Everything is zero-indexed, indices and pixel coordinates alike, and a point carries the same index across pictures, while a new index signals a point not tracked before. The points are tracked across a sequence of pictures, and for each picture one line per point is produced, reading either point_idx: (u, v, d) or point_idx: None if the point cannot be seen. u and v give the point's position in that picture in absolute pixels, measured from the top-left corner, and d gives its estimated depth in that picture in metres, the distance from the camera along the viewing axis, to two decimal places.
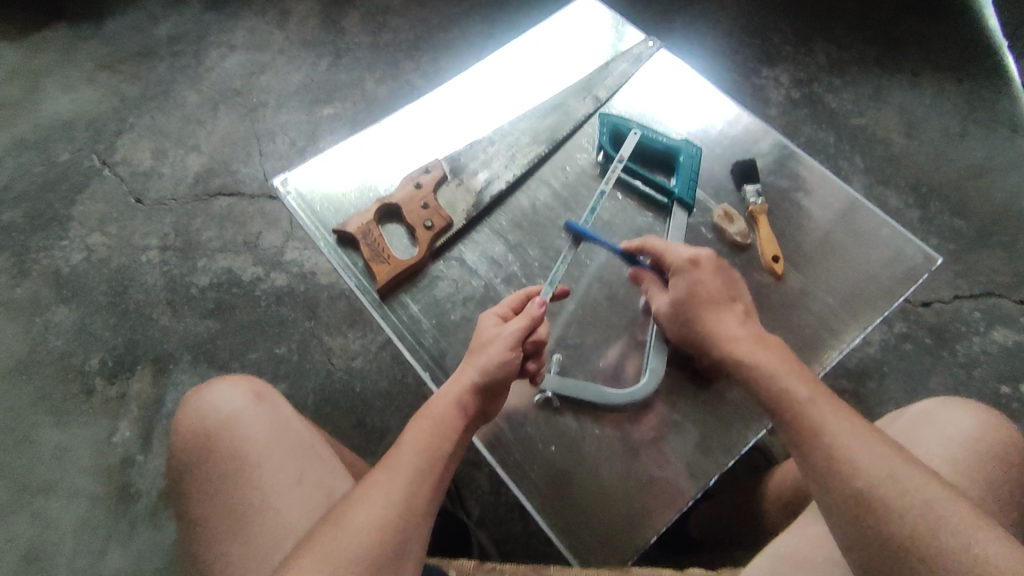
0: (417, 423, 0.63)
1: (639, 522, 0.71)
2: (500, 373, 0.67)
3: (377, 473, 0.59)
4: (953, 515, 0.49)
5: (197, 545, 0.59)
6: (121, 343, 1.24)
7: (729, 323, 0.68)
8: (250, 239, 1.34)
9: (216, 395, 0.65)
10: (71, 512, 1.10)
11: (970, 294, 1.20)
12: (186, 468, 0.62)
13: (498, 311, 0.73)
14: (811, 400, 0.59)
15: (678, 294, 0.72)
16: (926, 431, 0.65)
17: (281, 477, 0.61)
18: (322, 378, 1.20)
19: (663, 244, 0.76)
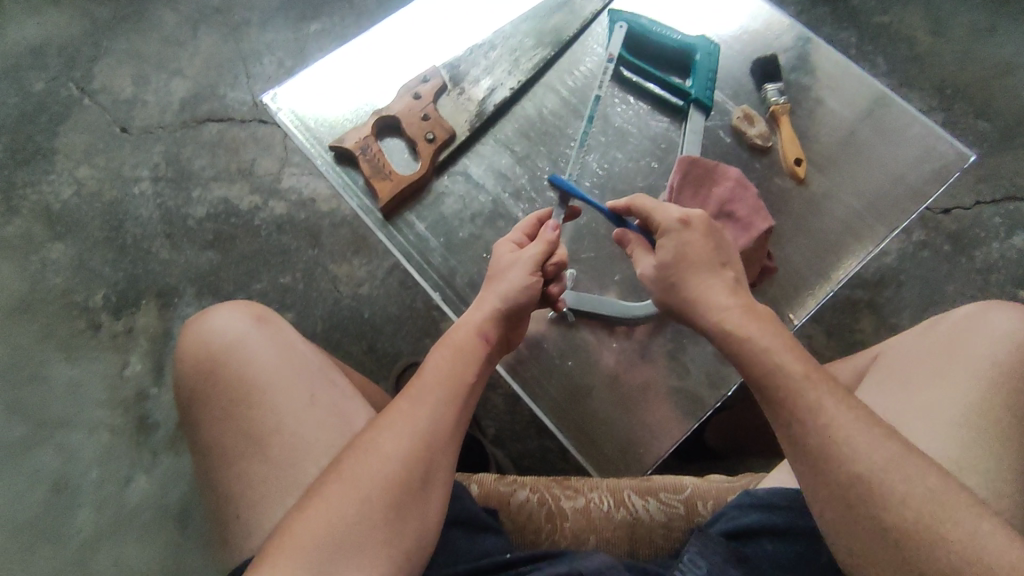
0: (439, 350, 0.60)
1: (658, 431, 0.71)
2: (523, 298, 0.64)
3: (400, 399, 0.55)
4: (955, 505, 0.44)
5: (213, 476, 0.55)
6: (122, 278, 1.22)
7: (718, 292, 0.60)
8: (244, 166, 1.28)
9: (215, 319, 0.60)
10: (93, 443, 1.12)
11: (992, 199, 1.16)
12: (190, 395, 0.58)
13: (512, 237, 0.70)
14: (807, 379, 0.52)
15: (665, 257, 0.63)
16: (970, 335, 0.59)
17: (294, 402, 0.57)
18: (330, 305, 1.18)
19: (655, 201, 0.67)
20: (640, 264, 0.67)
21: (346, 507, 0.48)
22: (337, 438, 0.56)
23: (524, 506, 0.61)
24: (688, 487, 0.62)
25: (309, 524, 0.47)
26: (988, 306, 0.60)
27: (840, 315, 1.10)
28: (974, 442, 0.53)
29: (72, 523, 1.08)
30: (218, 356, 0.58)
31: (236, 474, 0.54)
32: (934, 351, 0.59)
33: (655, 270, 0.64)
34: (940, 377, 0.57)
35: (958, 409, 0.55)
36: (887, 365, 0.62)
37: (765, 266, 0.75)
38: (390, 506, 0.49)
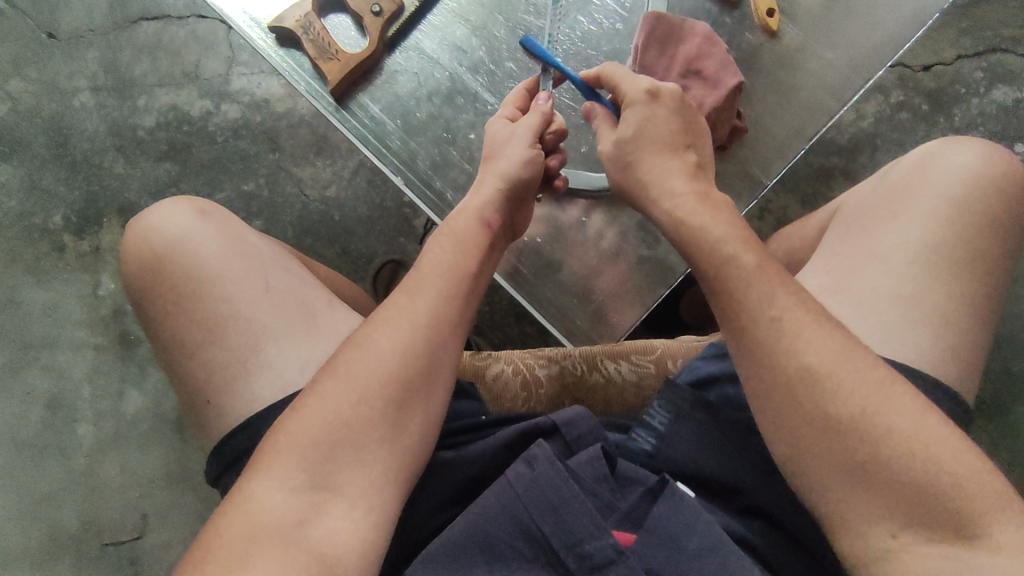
0: (438, 240, 0.57)
1: (630, 300, 0.71)
2: (523, 173, 0.62)
3: (399, 294, 0.52)
4: (902, 403, 0.44)
5: (182, 371, 0.55)
6: (79, 197, 1.17)
7: (674, 176, 0.56)
8: (189, 69, 1.20)
9: (154, 216, 0.57)
10: (79, 363, 1.13)
11: (974, 51, 1.11)
12: (141, 295, 0.57)
13: (502, 113, 0.66)
14: (760, 271, 0.49)
15: (626, 130, 0.59)
16: (925, 172, 0.59)
17: (247, 292, 0.56)
18: (298, 210, 1.15)
19: (625, 72, 0.62)
20: (601, 139, 0.62)
21: (343, 404, 0.47)
22: (303, 326, 0.56)
23: (499, 377, 0.63)
24: (658, 348, 0.64)
25: (305, 422, 0.46)
26: (948, 143, 0.60)
27: (816, 184, 1.09)
28: (921, 274, 0.55)
29: (72, 439, 1.11)
30: (162, 253, 0.56)
31: (201, 364, 0.54)
32: (891, 195, 0.60)
33: (613, 144, 0.59)
34: (894, 218, 0.58)
35: (908, 245, 0.56)
36: (847, 216, 0.63)
37: (735, 126, 0.72)
38: (390, 403, 0.48)
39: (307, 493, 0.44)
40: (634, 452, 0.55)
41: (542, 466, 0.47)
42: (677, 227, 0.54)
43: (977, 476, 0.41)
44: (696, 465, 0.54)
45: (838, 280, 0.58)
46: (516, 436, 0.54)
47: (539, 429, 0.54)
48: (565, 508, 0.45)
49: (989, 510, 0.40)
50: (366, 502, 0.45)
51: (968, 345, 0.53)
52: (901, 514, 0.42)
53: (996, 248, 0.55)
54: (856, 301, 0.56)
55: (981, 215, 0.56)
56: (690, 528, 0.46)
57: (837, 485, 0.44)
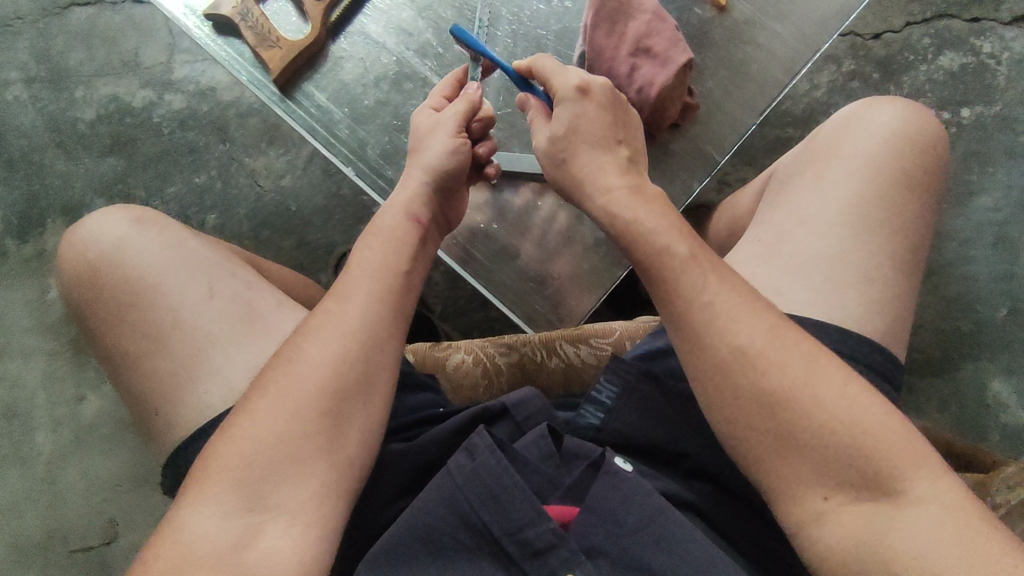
0: (368, 241, 0.57)
1: (587, 284, 0.71)
2: (448, 163, 0.61)
3: (328, 303, 0.53)
4: (829, 373, 0.45)
5: (128, 385, 0.54)
6: (19, 197, 1.12)
7: (608, 172, 0.56)
8: (128, 56, 1.14)
9: (90, 226, 0.56)
10: (31, 370, 1.09)
11: (922, 18, 1.13)
12: (81, 306, 0.55)
13: (429, 103, 0.65)
14: (692, 260, 0.50)
15: (557, 128, 0.58)
16: (850, 133, 0.61)
17: (188, 300, 0.54)
18: (253, 202, 1.12)
19: (555, 64, 0.61)
20: (535, 134, 0.61)
21: (274, 419, 0.47)
22: (248, 333, 0.54)
23: (460, 366, 0.63)
24: (617, 330, 0.64)
25: (237, 443, 0.46)
26: (868, 104, 0.62)
27: (772, 156, 1.10)
28: (842, 230, 0.56)
29: (31, 449, 1.08)
30: (100, 264, 0.55)
31: (145, 374, 0.53)
32: (814, 158, 0.62)
33: (546, 142, 0.59)
34: (817, 179, 0.60)
35: (830, 203, 0.58)
36: (777, 182, 0.64)
37: (686, 103, 0.72)
38: (324, 414, 0.48)
39: (242, 514, 0.44)
40: (582, 426, 0.56)
41: (483, 456, 0.46)
42: (613, 223, 0.54)
43: (898, 434, 0.44)
44: (640, 436, 0.55)
45: (767, 243, 0.60)
46: (464, 421, 0.54)
47: (487, 414, 0.55)
48: (505, 497, 0.45)
49: (913, 469, 0.43)
50: (305, 517, 0.45)
51: (898, 306, 0.55)
52: (832, 479, 0.44)
53: (917, 205, 0.57)
54: (783, 262, 0.58)
55: (897, 171, 0.58)
56: (629, 500, 0.47)
57: (772, 458, 0.46)
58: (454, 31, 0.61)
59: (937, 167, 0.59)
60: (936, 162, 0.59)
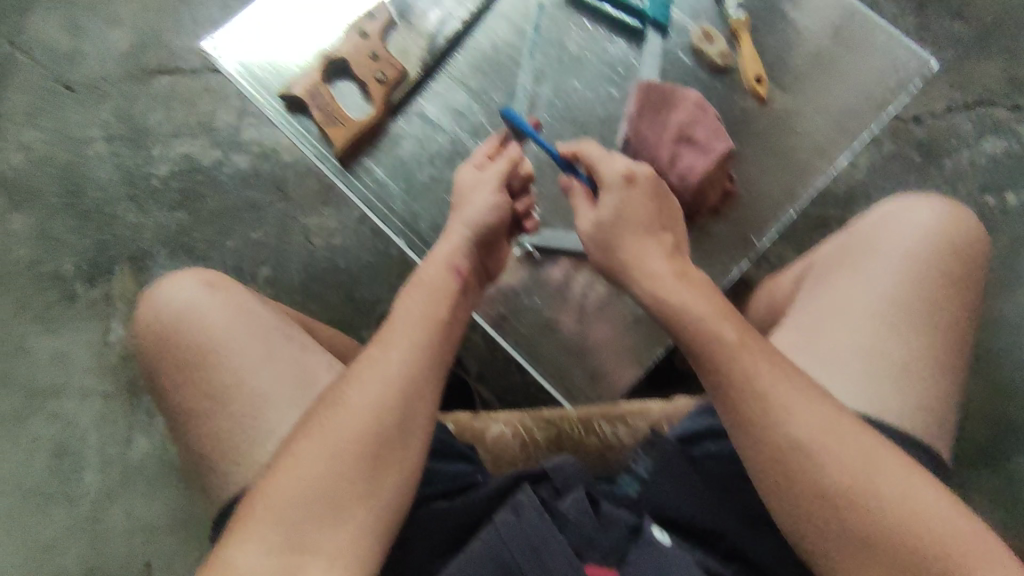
0: (412, 290, 0.59)
1: (625, 359, 0.73)
2: (489, 218, 0.63)
3: (370, 351, 0.55)
4: (887, 463, 0.49)
5: (188, 438, 0.58)
6: (91, 245, 1.20)
7: (651, 258, 0.59)
8: (202, 118, 1.24)
9: (166, 289, 0.60)
10: (86, 409, 1.14)
11: (964, 104, 1.15)
12: (151, 363, 0.59)
13: (472, 161, 0.68)
14: (741, 346, 0.53)
15: (604, 215, 0.61)
16: (888, 230, 0.62)
17: (250, 362, 0.58)
18: (306, 257, 1.18)
19: (601, 151, 0.64)
20: (580, 216, 0.64)
21: (317, 461, 0.49)
22: (301, 394, 0.57)
23: (499, 438, 0.64)
24: (654, 410, 0.65)
25: (280, 482, 0.48)
26: (907, 202, 0.64)
27: (812, 233, 1.11)
28: (887, 326, 0.57)
29: (77, 487, 1.12)
30: (169, 324, 0.59)
31: (208, 430, 0.57)
32: (852, 251, 0.63)
33: (591, 225, 0.61)
34: (856, 274, 0.61)
35: (873, 296, 0.58)
36: (815, 271, 0.66)
37: (727, 189, 0.76)
38: (362, 459, 0.50)
39: (283, 554, 0.46)
40: (619, 495, 0.58)
41: (528, 513, 0.51)
42: (661, 305, 0.57)
43: (954, 522, 0.47)
44: (678, 509, 0.55)
45: (808, 331, 0.59)
46: (505, 483, 0.56)
47: (528, 475, 0.56)
48: (544, 550, 0.49)
49: (971, 558, 0.46)
50: (342, 561, 0.47)
51: (938, 408, 0.55)
52: (895, 567, 0.47)
53: (958, 307, 0.58)
54: (822, 354, 0.58)
55: (939, 270, 0.59)
56: (659, 567, 0.49)
57: (834, 547, 0.49)
58: (504, 115, 0.69)
59: (975, 268, 0.60)
60: (974, 264, 0.60)
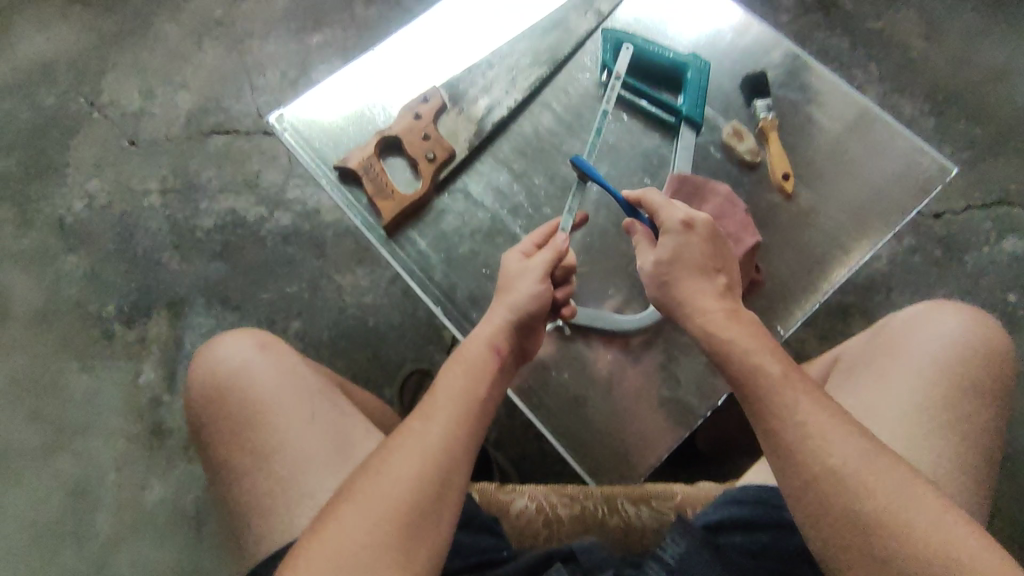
0: (452, 368, 0.63)
1: (650, 440, 0.75)
2: (532, 307, 0.67)
3: (412, 422, 0.58)
4: (924, 499, 0.49)
5: (227, 486, 0.65)
6: (134, 289, 1.25)
7: (706, 294, 0.67)
8: (250, 177, 1.31)
9: (223, 348, 0.69)
10: (110, 449, 1.16)
11: (982, 203, 1.19)
12: (203, 414, 0.67)
13: (521, 247, 0.73)
14: (785, 377, 0.57)
15: (663, 255, 0.69)
16: (915, 335, 0.66)
17: (292, 425, 0.65)
18: (336, 314, 1.22)
19: (664, 200, 0.72)
20: (641, 257, 0.72)
21: (359, 526, 0.50)
22: (335, 458, 0.64)
23: (523, 513, 0.65)
24: (678, 494, 0.66)
25: (323, 544, 0.49)
26: (933, 308, 0.67)
27: (833, 320, 1.13)
28: (916, 430, 0.60)
29: (91, 528, 1.12)
30: (225, 381, 0.67)
31: (246, 480, 0.64)
32: (880, 354, 0.66)
33: (653, 265, 0.69)
34: (884, 376, 0.64)
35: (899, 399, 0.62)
36: (844, 370, 0.69)
37: (752, 278, 0.78)
38: (400, 529, 0.51)
39: None
40: None
41: None
42: (713, 339, 0.63)
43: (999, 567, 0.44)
44: None
45: None
46: (537, 557, 0.57)
47: (558, 552, 0.58)
48: None
49: None
50: None
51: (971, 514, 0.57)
52: None
53: (987, 413, 0.60)
54: None
55: (965, 375, 0.62)
56: None
57: None
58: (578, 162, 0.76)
59: (1004, 375, 0.63)
60: (1002, 372, 0.63)
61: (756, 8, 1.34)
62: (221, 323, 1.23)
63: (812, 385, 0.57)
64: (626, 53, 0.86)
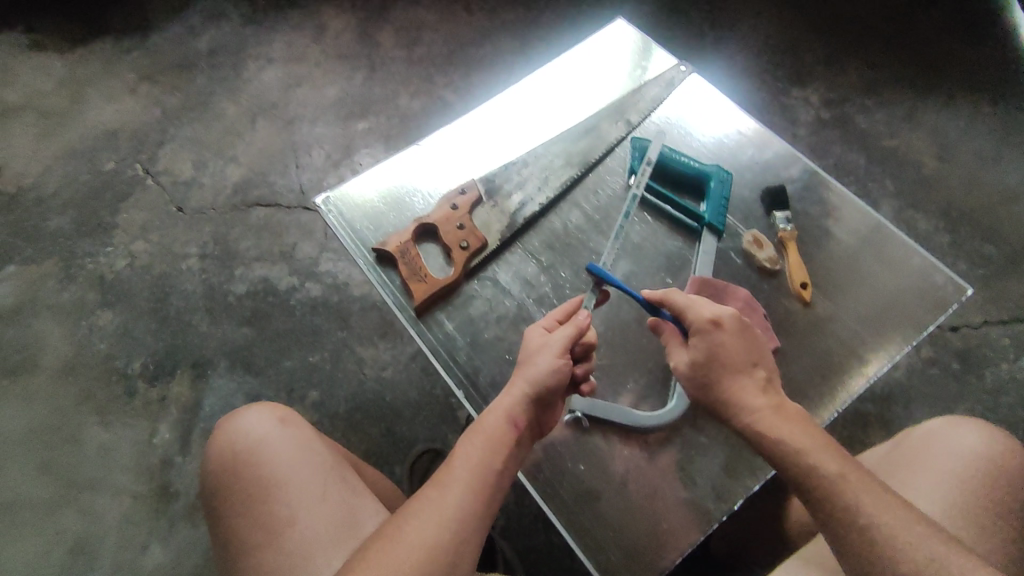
0: (470, 437, 0.65)
1: (664, 541, 0.74)
2: (549, 379, 0.69)
3: (429, 490, 0.60)
4: None
5: (235, 562, 0.64)
6: (162, 348, 1.29)
7: (749, 393, 0.68)
8: (286, 249, 1.38)
9: (246, 420, 0.71)
10: (115, 508, 1.15)
11: (1000, 320, 1.20)
12: (218, 485, 0.69)
13: (543, 323, 0.76)
14: (840, 476, 0.59)
15: (698, 355, 0.71)
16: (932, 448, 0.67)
17: (305, 498, 0.66)
18: (354, 386, 1.24)
19: (688, 298, 0.73)
20: (674, 356, 0.74)
21: None
22: (345, 534, 0.64)
23: None
24: None
25: None
26: (952, 423, 0.68)
27: (851, 428, 1.12)
28: None
29: None
30: (243, 452, 0.69)
31: (254, 556, 0.64)
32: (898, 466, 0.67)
33: (688, 365, 0.71)
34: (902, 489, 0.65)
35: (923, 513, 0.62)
36: None
37: None
38: None
39: None
40: None
41: None
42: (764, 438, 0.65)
43: None
44: None
45: None
46: None
47: None
48: None
49: None
50: None
51: None
52: None
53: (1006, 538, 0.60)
54: None
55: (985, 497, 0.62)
56: None
57: None
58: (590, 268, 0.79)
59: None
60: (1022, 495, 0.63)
61: (773, 122, 1.43)
62: (241, 387, 1.25)
63: (870, 482, 0.59)
64: (655, 148, 0.92)
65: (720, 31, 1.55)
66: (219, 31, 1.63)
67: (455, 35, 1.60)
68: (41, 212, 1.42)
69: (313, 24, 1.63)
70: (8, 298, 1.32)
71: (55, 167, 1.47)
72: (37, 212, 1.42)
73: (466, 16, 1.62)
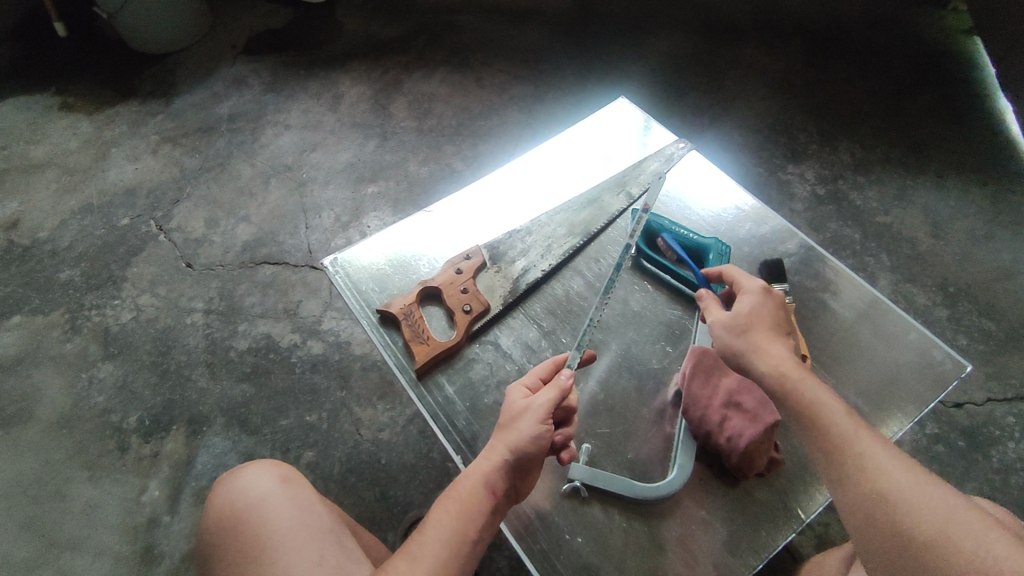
0: (444, 502, 0.67)
1: None
2: (530, 448, 0.68)
3: (400, 561, 0.62)
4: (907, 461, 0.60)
5: None
6: (159, 403, 1.27)
7: (782, 348, 0.73)
8: (290, 306, 1.39)
9: (248, 477, 0.72)
10: (95, 570, 1.11)
11: (1003, 397, 1.20)
12: (215, 540, 0.68)
13: (527, 381, 0.76)
14: (870, 442, 0.62)
15: (743, 311, 0.76)
16: None
17: (302, 559, 0.65)
18: (350, 447, 1.22)
19: (743, 273, 0.82)
20: (711, 313, 0.79)
21: None
22: None
23: None
24: None
25: None
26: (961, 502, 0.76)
27: None
28: None
29: None
30: (244, 509, 0.69)
31: None
32: None
33: (730, 318, 0.76)
34: None
35: None
36: None
37: (771, 457, 0.78)
38: None
39: None
40: None
41: None
42: (784, 384, 0.69)
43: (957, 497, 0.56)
44: None
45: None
46: None
47: None
48: None
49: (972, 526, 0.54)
50: None
51: None
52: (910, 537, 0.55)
53: None
54: None
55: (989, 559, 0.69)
56: None
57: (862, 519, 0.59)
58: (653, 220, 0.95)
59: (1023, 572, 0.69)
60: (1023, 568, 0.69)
61: (770, 197, 1.48)
62: (235, 446, 1.22)
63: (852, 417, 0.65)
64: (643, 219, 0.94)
65: (717, 111, 1.62)
66: (240, 98, 1.72)
67: (465, 107, 1.68)
68: (53, 263, 1.45)
69: (330, 94, 1.72)
70: (11, 348, 1.33)
71: (71, 221, 1.51)
72: (49, 264, 1.45)
73: (476, 89, 1.71)
